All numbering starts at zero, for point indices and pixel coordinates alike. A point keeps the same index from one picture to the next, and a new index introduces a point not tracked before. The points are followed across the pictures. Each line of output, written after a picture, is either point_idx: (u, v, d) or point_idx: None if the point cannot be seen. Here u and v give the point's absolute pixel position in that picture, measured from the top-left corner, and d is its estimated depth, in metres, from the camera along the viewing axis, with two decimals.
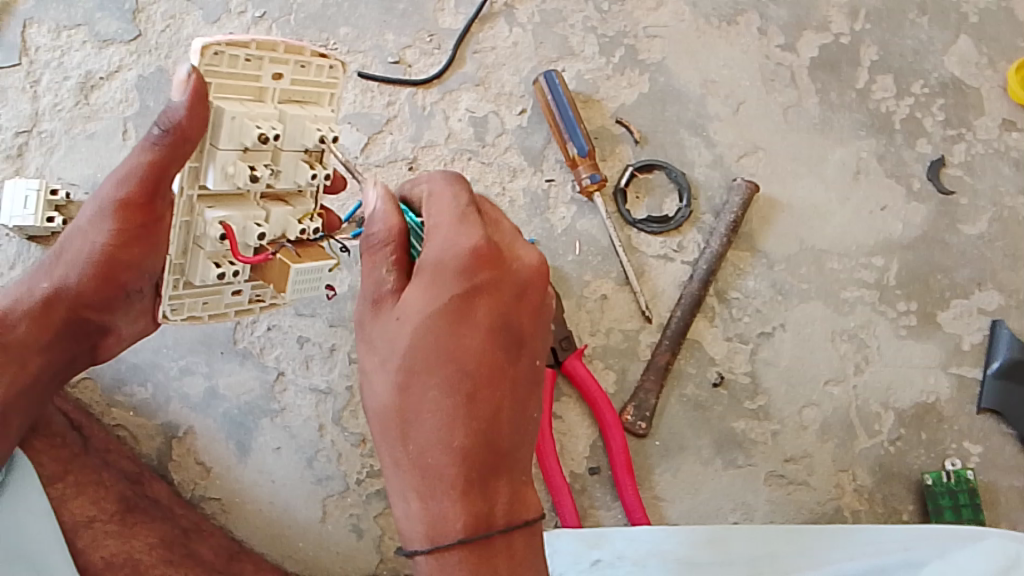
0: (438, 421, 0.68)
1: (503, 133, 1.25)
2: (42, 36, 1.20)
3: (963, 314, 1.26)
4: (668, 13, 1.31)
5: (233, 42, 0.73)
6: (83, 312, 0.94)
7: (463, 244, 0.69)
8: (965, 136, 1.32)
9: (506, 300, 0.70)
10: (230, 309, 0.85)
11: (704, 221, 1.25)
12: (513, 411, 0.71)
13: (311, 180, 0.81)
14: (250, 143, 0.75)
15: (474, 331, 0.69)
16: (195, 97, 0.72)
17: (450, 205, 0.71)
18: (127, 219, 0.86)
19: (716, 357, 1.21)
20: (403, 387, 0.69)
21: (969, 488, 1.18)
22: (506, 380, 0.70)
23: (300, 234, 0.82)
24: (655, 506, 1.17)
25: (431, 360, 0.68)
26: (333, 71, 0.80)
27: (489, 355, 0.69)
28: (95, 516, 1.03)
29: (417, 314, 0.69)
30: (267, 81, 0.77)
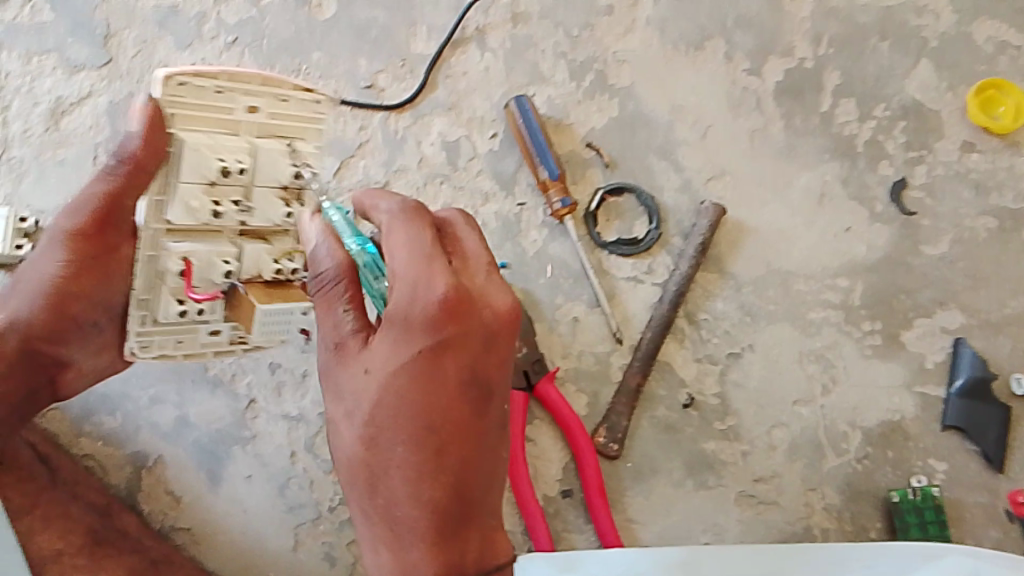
0: (407, 470, 0.77)
1: (474, 158, 1.27)
2: (12, 62, 1.20)
3: (927, 334, 1.29)
4: (636, 39, 1.33)
5: (199, 74, 0.74)
6: (38, 345, 0.96)
7: (428, 305, 0.75)
8: (927, 159, 1.34)
9: (474, 352, 0.78)
10: (210, 350, 0.84)
11: (674, 243, 1.27)
12: (477, 456, 0.79)
13: (285, 217, 0.83)
14: (213, 176, 0.77)
15: (443, 384, 0.77)
16: (151, 128, 0.75)
17: (419, 253, 0.76)
18: (81, 248, 0.91)
19: (687, 379, 1.23)
20: (370, 441, 0.77)
21: (935, 505, 1.21)
22: (472, 429, 0.79)
23: (275, 272, 0.85)
24: (628, 529, 1.19)
25: (399, 415, 0.76)
26: (317, 106, 0.80)
27: (458, 407, 0.78)
28: (64, 550, 1.02)
29: (387, 368, 0.77)
30: (241, 115, 0.77)
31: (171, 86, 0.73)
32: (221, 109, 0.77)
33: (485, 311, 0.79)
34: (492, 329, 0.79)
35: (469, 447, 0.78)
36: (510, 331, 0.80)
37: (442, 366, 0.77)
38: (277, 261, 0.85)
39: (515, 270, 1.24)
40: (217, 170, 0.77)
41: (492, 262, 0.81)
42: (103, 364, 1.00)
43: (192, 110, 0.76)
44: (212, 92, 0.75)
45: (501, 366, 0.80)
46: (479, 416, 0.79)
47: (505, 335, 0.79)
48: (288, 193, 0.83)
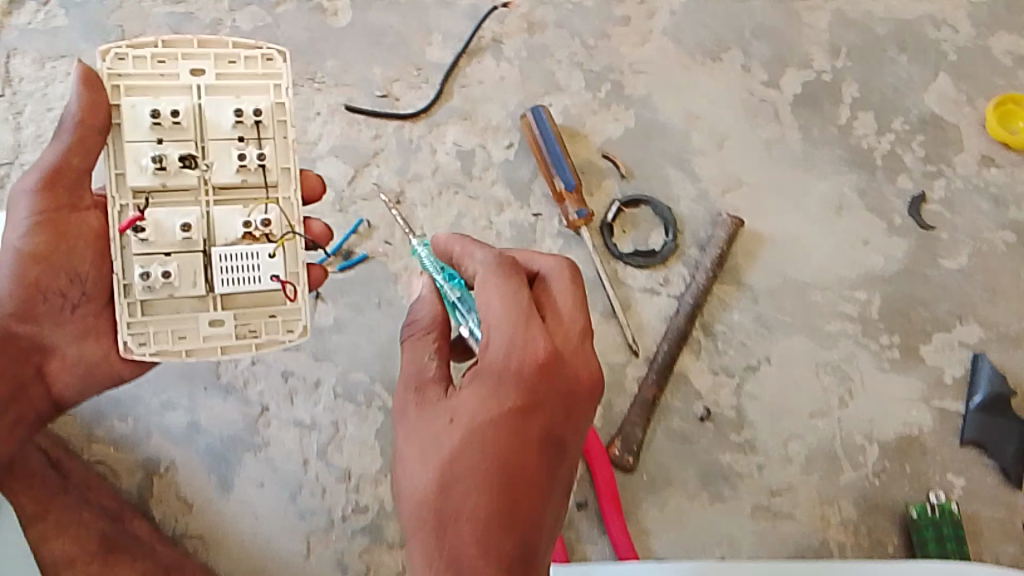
0: (476, 515, 0.72)
1: (489, 166, 1.26)
2: (25, 67, 1.20)
3: (945, 348, 1.28)
4: (652, 49, 1.33)
5: (135, 43, 0.82)
6: (12, 325, 0.91)
7: (526, 345, 0.75)
8: (944, 172, 1.34)
9: (555, 408, 0.77)
10: (216, 344, 0.84)
11: (689, 254, 1.27)
12: (546, 517, 0.75)
13: (241, 164, 0.84)
14: (152, 128, 0.82)
15: (526, 435, 0.75)
16: (84, 82, 0.80)
17: (516, 304, 0.76)
18: (44, 206, 0.88)
19: (702, 391, 1.22)
20: (443, 479, 0.73)
21: (953, 522, 1.19)
22: (547, 486, 0.76)
23: (246, 225, 0.84)
24: (642, 539, 1.16)
25: (481, 458, 0.73)
26: (268, 62, 0.85)
27: (537, 460, 0.75)
28: (77, 556, 0.98)
29: (471, 411, 0.75)
30: (184, 75, 0.83)
31: (110, 59, 0.82)
32: (170, 77, 0.83)
33: (577, 371, 0.78)
34: (576, 387, 0.78)
35: (541, 503, 0.75)
36: (592, 394, 0.79)
37: (528, 415, 0.75)
38: (247, 215, 0.84)
39: None
40: (153, 120, 0.82)
41: (585, 328, 0.80)
42: (92, 356, 0.93)
43: (140, 80, 0.83)
44: (153, 61, 0.83)
45: (577, 427, 0.79)
46: (554, 477, 0.77)
47: (587, 397, 0.79)
48: (247, 142, 0.85)
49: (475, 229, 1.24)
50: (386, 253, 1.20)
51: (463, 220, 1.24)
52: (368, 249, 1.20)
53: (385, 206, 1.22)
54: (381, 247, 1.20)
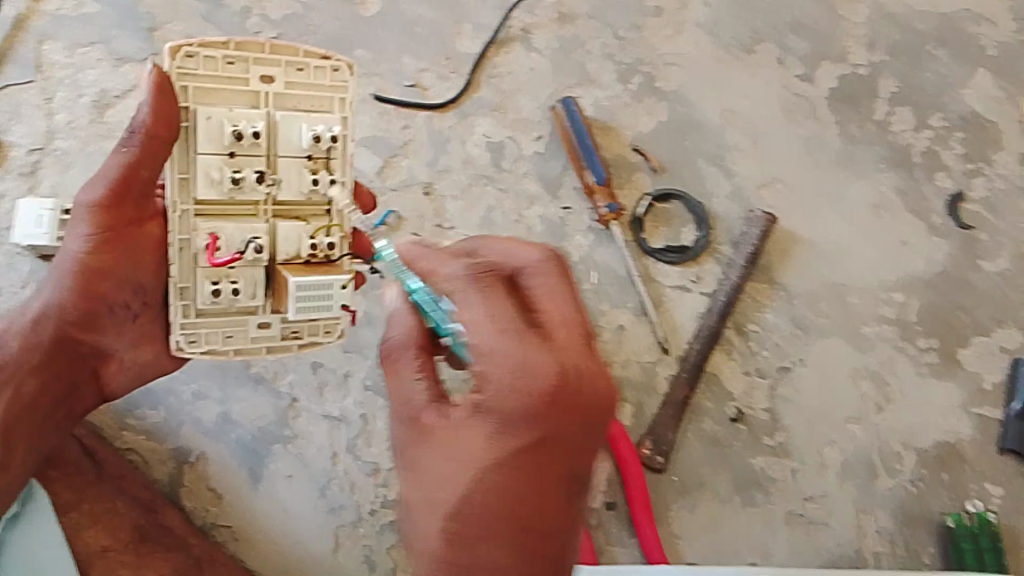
0: (492, 566, 0.63)
1: (520, 159, 1.24)
2: (56, 53, 1.18)
3: (984, 353, 1.25)
4: (687, 42, 1.30)
5: (206, 42, 0.75)
6: (71, 333, 0.92)
7: (528, 372, 0.60)
8: (984, 171, 1.31)
9: (573, 437, 0.63)
10: (262, 346, 0.79)
11: (723, 252, 1.24)
12: (573, 549, 0.67)
13: (313, 186, 0.79)
14: (227, 143, 0.76)
15: (543, 472, 0.63)
16: (159, 91, 0.74)
17: (503, 322, 0.62)
18: (103, 221, 0.86)
19: (735, 392, 1.19)
20: (450, 531, 0.64)
21: (990, 531, 1.17)
22: (574, 519, 0.66)
23: (312, 250, 0.80)
24: (673, 546, 1.14)
25: (495, 505, 0.63)
26: (337, 73, 0.79)
27: (557, 496, 0.64)
28: (109, 546, 1.00)
29: (477, 455, 0.63)
30: (256, 83, 0.77)
31: (179, 57, 0.74)
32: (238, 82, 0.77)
33: (584, 390, 0.62)
34: (598, 410, 0.63)
35: (569, 538, 0.66)
36: (615, 413, 0.65)
37: None
38: (313, 238, 0.80)
39: None
40: (231, 136, 0.76)
41: (589, 329, 0.64)
42: (143, 360, 0.95)
43: (206, 84, 0.76)
44: (223, 63, 0.76)
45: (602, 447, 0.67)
46: (577, 508, 0.66)
47: (609, 417, 0.64)
48: (315, 162, 0.80)
49: (506, 222, 1.22)
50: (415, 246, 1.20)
51: (495, 211, 1.22)
52: (397, 241, 1.19)
53: (415, 197, 1.21)
54: (410, 239, 1.20)
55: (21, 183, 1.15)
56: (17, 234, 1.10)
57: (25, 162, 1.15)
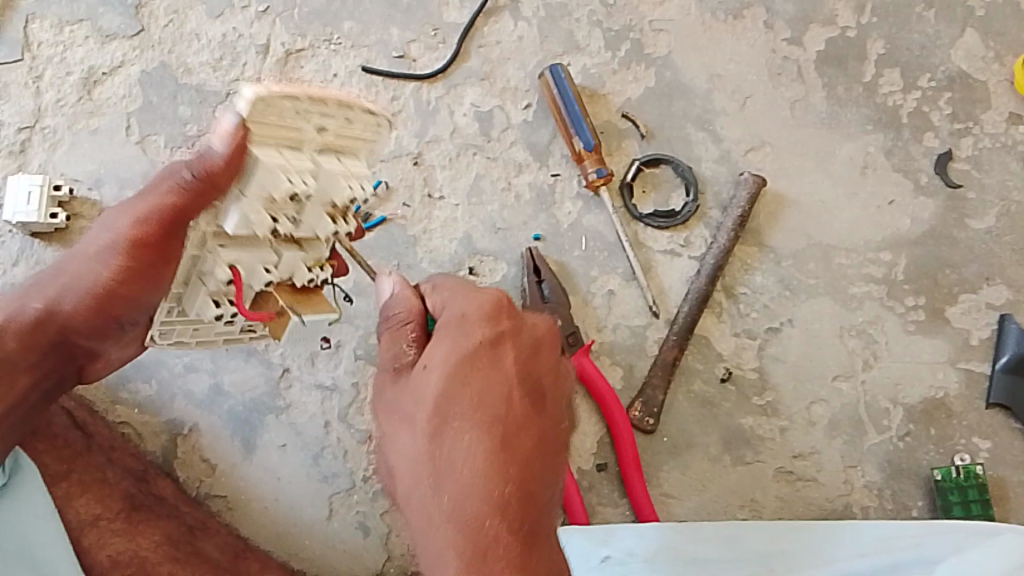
0: (474, 448, 0.81)
1: (508, 129, 1.25)
2: (44, 32, 1.20)
3: (972, 310, 1.25)
4: (673, 8, 1.30)
5: (283, 93, 0.69)
6: (74, 338, 0.93)
7: (484, 301, 0.85)
8: (973, 130, 1.30)
9: (524, 350, 0.86)
10: (221, 339, 0.87)
11: (712, 216, 1.25)
12: (534, 456, 0.83)
13: (332, 234, 0.79)
14: (277, 195, 0.73)
15: (491, 383, 0.83)
16: (236, 150, 0.72)
17: (460, 288, 0.87)
18: (140, 255, 0.85)
19: (724, 353, 1.21)
20: (435, 438, 0.81)
21: (978, 484, 1.17)
22: (536, 423, 0.84)
23: (306, 280, 0.83)
24: (664, 503, 1.17)
25: (464, 399, 0.82)
26: (381, 128, 0.76)
27: (522, 396, 0.84)
28: (101, 515, 1.05)
29: (450, 368, 0.82)
30: (310, 133, 0.73)
31: (253, 106, 0.69)
32: (291, 127, 0.72)
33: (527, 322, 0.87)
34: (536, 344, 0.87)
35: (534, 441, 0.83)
36: (540, 348, 0.87)
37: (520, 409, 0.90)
38: (310, 270, 0.82)
39: (549, 242, 1.22)
40: (284, 190, 0.72)
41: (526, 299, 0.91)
42: (130, 355, 0.97)
43: (263, 126, 0.71)
44: (288, 113, 0.71)
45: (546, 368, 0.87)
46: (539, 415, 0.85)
47: (540, 352, 0.87)
48: (337, 209, 0.79)
49: (495, 190, 1.23)
50: (405, 216, 1.21)
51: (483, 180, 1.23)
52: (387, 212, 1.21)
53: (404, 168, 1.22)
54: (400, 210, 1.21)
55: (11, 162, 1.17)
56: (7, 211, 1.12)
57: (13, 141, 1.17)
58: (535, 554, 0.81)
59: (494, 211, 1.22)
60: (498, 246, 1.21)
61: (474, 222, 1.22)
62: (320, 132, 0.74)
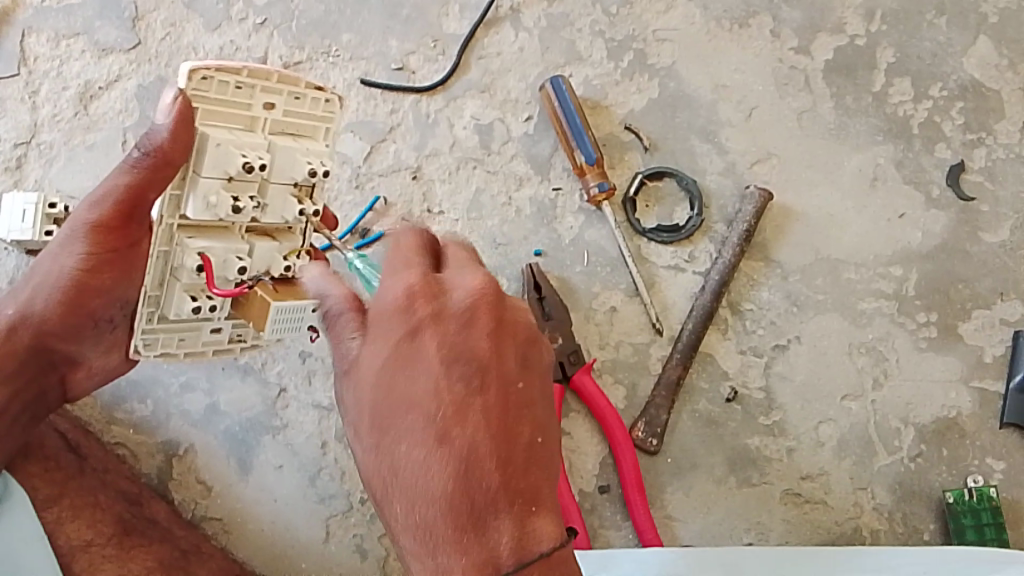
0: (413, 441, 0.68)
1: (508, 141, 1.22)
2: (40, 45, 1.19)
3: (985, 326, 1.22)
4: (678, 16, 1.28)
5: (223, 68, 0.72)
6: (49, 342, 0.93)
7: (401, 282, 0.71)
8: (985, 140, 1.27)
9: (454, 329, 0.70)
10: (209, 348, 0.84)
11: (717, 230, 1.22)
12: (494, 448, 0.67)
13: (299, 214, 0.81)
14: (234, 172, 0.74)
15: (431, 360, 0.69)
16: (179, 119, 0.72)
17: (396, 264, 0.73)
18: (103, 241, 0.86)
19: (729, 371, 1.18)
20: (378, 437, 0.69)
21: (992, 507, 1.13)
22: (488, 409, 0.69)
23: (286, 271, 0.82)
24: (668, 526, 1.14)
25: (397, 388, 0.69)
26: (328, 105, 0.79)
27: (460, 383, 0.69)
28: (93, 540, 1.02)
29: (382, 351, 0.70)
30: (258, 110, 0.76)
31: (195, 80, 0.72)
32: (239, 104, 0.76)
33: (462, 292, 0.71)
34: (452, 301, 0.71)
35: (488, 432, 0.68)
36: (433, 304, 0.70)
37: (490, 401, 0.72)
38: (287, 259, 0.82)
39: (550, 256, 1.20)
40: (240, 167, 0.74)
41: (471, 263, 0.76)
42: (112, 365, 0.97)
43: (211, 106, 0.74)
44: (232, 88, 0.74)
45: (507, 346, 0.71)
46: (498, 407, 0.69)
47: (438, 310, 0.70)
48: (301, 191, 0.81)
49: (495, 204, 1.21)
50: None
51: (483, 194, 1.21)
52: (385, 226, 1.19)
53: (402, 181, 1.20)
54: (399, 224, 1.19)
55: (7, 178, 1.16)
56: (4, 229, 1.10)
57: (9, 156, 1.16)
58: (537, 520, 0.68)
59: (494, 226, 1.20)
60: (499, 262, 1.19)
61: (474, 237, 1.19)
62: (269, 111, 0.77)
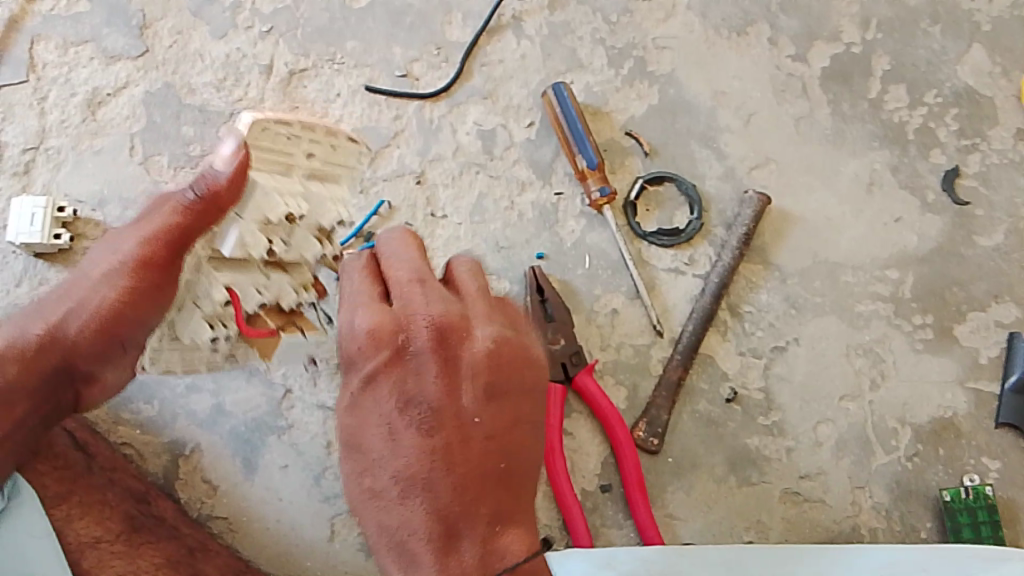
0: (381, 467, 0.78)
1: (511, 146, 1.24)
2: (49, 53, 1.21)
3: (981, 328, 1.24)
4: (677, 25, 1.30)
5: (279, 121, 0.83)
6: (74, 363, 0.92)
7: (360, 327, 0.78)
8: (980, 147, 1.29)
9: (407, 371, 0.78)
10: (204, 354, 0.91)
11: (716, 234, 1.24)
12: (455, 475, 0.77)
13: (318, 255, 0.89)
14: (274, 217, 0.84)
15: (388, 405, 0.78)
16: (239, 170, 0.81)
17: (362, 295, 0.80)
18: (144, 275, 0.87)
19: (729, 372, 1.20)
20: (355, 476, 0.80)
21: (988, 505, 1.16)
22: (446, 442, 0.77)
23: (296, 301, 0.91)
24: (669, 525, 1.15)
25: (367, 427, 0.79)
26: (359, 157, 0.88)
27: (413, 423, 0.77)
28: (101, 537, 1.02)
29: (349, 397, 0.80)
30: (299, 159, 0.85)
31: (256, 133, 0.82)
32: (281, 153, 0.84)
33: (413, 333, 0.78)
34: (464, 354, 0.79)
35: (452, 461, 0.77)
36: (438, 347, 0.78)
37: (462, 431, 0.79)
38: (298, 292, 0.91)
39: (552, 260, 1.21)
40: (281, 213, 0.84)
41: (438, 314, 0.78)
42: (128, 379, 0.97)
43: (259, 151, 0.83)
44: (283, 138, 0.83)
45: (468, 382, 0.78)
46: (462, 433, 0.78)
47: (432, 355, 0.78)
48: (320, 232, 0.89)
49: (497, 208, 1.22)
50: None
51: (486, 199, 1.23)
52: (390, 231, 1.20)
53: (406, 186, 1.22)
54: (403, 229, 1.20)
55: (15, 182, 1.17)
56: (12, 233, 1.12)
57: (17, 162, 1.18)
58: (502, 538, 0.79)
59: (496, 229, 1.22)
60: (502, 265, 1.21)
61: (476, 240, 1.21)
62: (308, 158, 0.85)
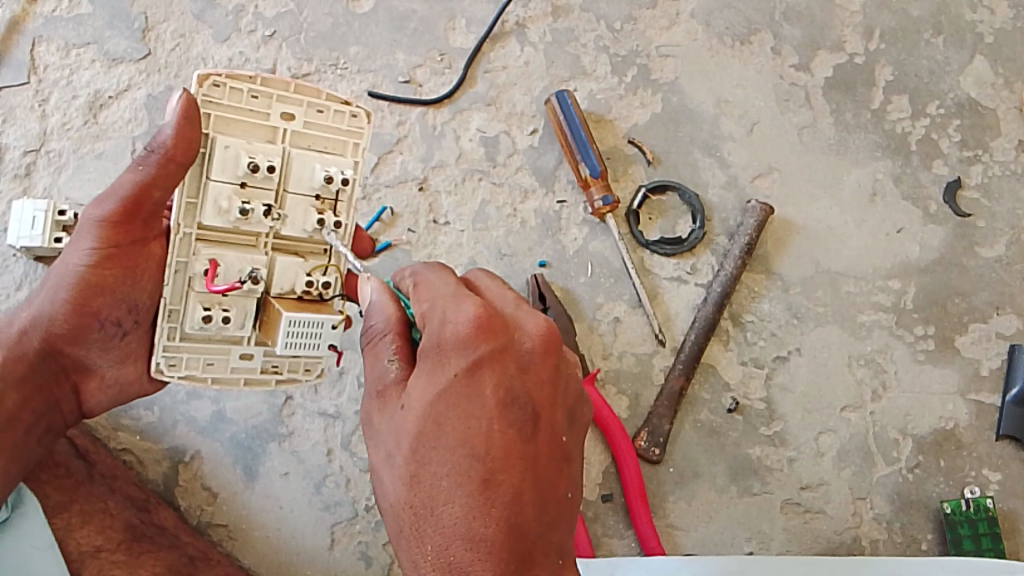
0: (459, 472, 0.65)
1: (514, 153, 1.24)
2: (50, 55, 1.20)
3: (982, 339, 1.24)
4: (680, 33, 1.30)
5: (235, 75, 0.77)
6: (59, 346, 0.93)
7: (466, 315, 0.68)
8: (982, 157, 1.30)
9: (511, 369, 0.68)
10: (241, 376, 0.83)
11: (718, 242, 1.24)
12: (544, 496, 0.67)
13: (317, 226, 0.82)
14: (242, 174, 0.78)
15: (490, 402, 0.67)
16: (182, 116, 0.74)
17: (448, 293, 0.70)
18: (109, 238, 0.85)
19: (731, 382, 1.19)
20: (413, 478, 0.66)
21: (988, 517, 1.16)
22: (534, 455, 0.67)
23: (307, 285, 0.83)
24: (669, 535, 1.15)
25: (448, 424, 0.66)
26: (355, 120, 0.82)
27: (510, 426, 0.67)
28: (102, 546, 1.00)
29: (425, 392, 0.67)
30: (277, 119, 0.80)
31: (206, 85, 0.76)
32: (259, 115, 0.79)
33: (521, 333, 0.70)
34: (566, 375, 0.72)
35: (536, 482, 0.67)
36: (551, 360, 0.70)
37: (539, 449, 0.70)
38: (309, 275, 0.84)
39: (554, 268, 1.21)
40: (247, 167, 0.78)
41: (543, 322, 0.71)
42: (127, 380, 0.96)
43: (227, 113, 0.78)
44: (247, 96, 0.78)
45: (562, 399, 0.71)
46: (550, 452, 0.69)
47: (545, 365, 0.70)
48: (323, 203, 0.83)
49: (499, 216, 1.22)
50: (409, 241, 1.20)
51: (488, 206, 1.22)
52: (392, 237, 1.19)
53: (409, 193, 1.21)
54: (405, 236, 1.20)
55: (16, 185, 1.16)
56: (13, 237, 1.11)
57: (17, 164, 1.17)
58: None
59: (499, 236, 1.22)
60: (505, 273, 1.20)
61: (479, 247, 1.21)
62: (289, 121, 0.80)
